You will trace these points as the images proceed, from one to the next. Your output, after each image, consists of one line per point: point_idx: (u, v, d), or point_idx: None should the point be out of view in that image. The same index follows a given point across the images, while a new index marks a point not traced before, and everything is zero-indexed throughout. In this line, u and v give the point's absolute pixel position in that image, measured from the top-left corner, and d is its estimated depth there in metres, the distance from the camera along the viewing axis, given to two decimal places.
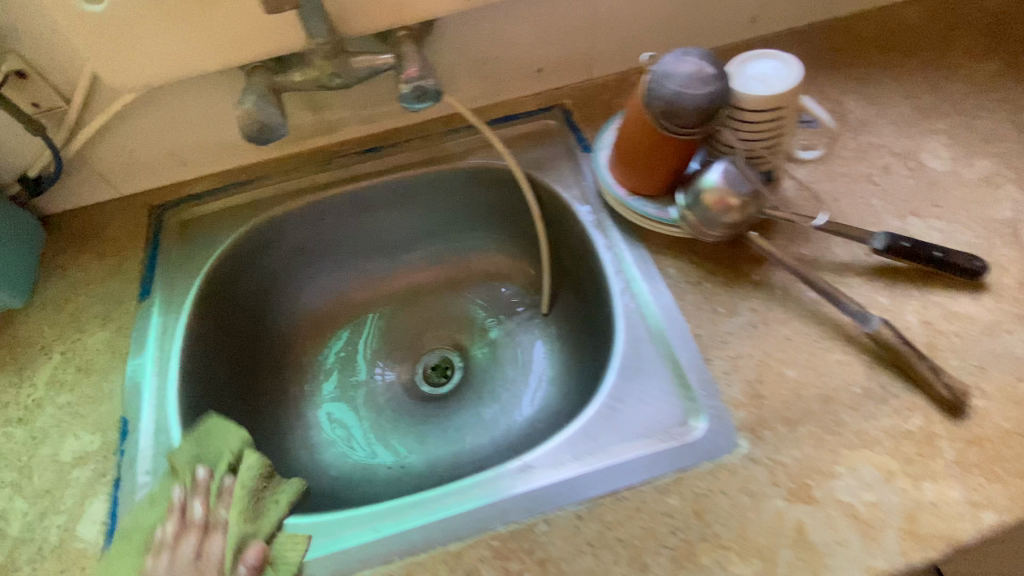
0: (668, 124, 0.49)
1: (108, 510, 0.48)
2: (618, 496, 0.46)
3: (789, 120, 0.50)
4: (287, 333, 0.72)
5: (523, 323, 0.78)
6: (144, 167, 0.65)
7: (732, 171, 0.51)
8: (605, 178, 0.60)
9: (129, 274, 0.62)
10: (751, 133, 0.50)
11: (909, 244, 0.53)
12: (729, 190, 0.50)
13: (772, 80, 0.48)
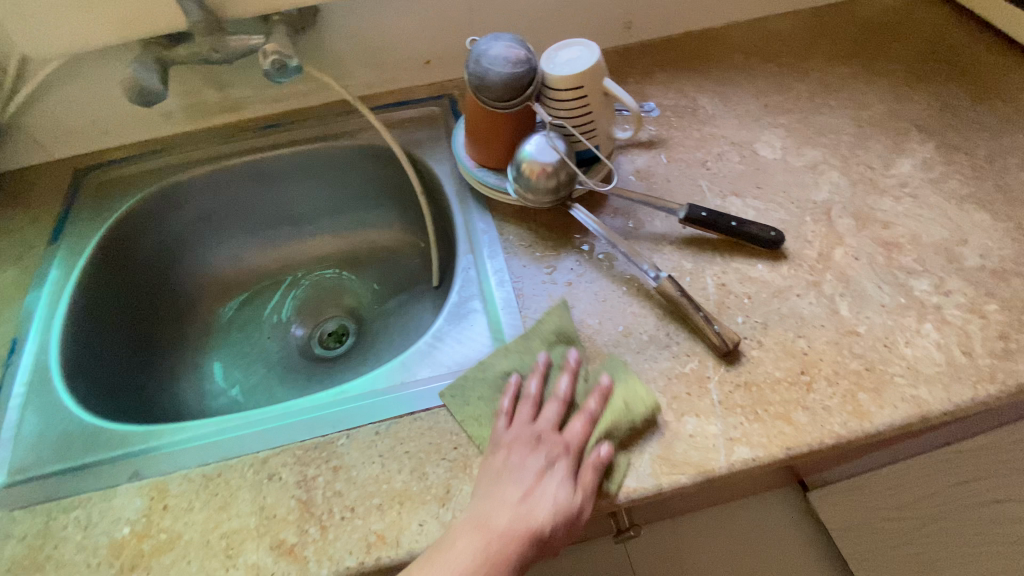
0: (484, 99, 0.56)
1: None
2: (414, 417, 0.52)
3: (593, 101, 0.58)
4: (193, 290, 0.80)
5: (415, 296, 0.84)
6: (71, 133, 0.74)
7: (545, 144, 0.58)
8: (459, 154, 0.68)
9: (46, 225, 0.71)
10: (563, 110, 0.58)
11: (708, 214, 0.59)
12: (541, 160, 0.58)
13: (575, 64, 0.56)
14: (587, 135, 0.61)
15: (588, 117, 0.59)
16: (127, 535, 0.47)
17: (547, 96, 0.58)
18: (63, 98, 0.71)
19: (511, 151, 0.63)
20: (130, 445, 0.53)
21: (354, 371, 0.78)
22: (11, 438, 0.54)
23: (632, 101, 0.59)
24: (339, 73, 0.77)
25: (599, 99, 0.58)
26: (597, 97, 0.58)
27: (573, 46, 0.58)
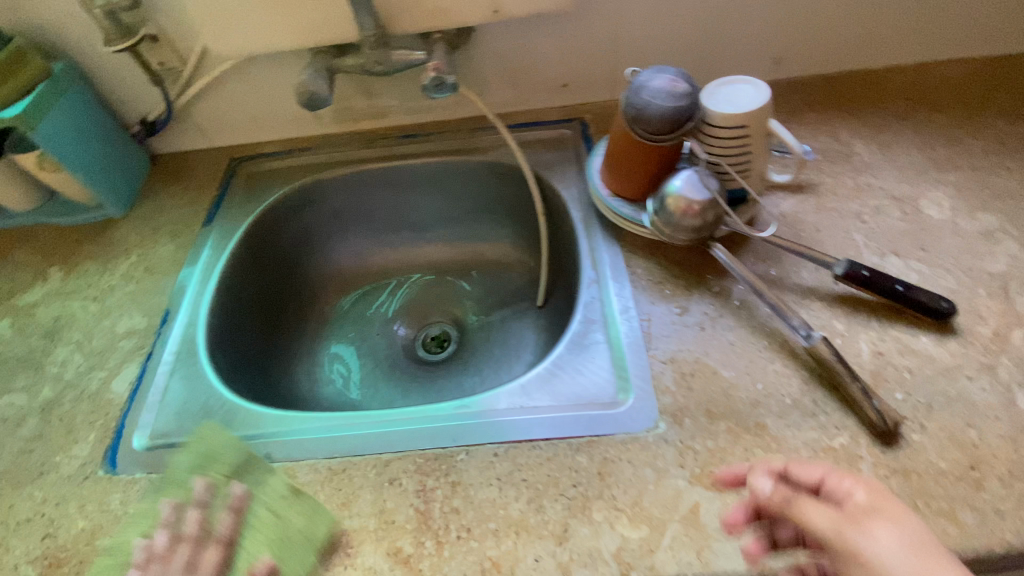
0: (639, 130, 0.55)
1: (136, 374, 0.60)
2: (533, 445, 0.50)
3: (754, 142, 0.55)
4: (316, 281, 0.84)
5: (518, 314, 0.85)
6: (232, 126, 0.81)
7: (696, 180, 0.55)
8: (595, 180, 0.67)
9: (202, 207, 0.77)
10: (719, 148, 0.56)
11: (869, 273, 0.55)
12: (691, 196, 0.55)
13: (741, 103, 0.54)
14: (739, 175, 0.58)
15: (745, 157, 0.56)
16: None
17: (704, 132, 0.56)
18: (232, 94, 0.76)
19: (652, 183, 0.61)
20: (262, 426, 0.56)
21: (454, 379, 0.79)
22: (160, 402, 0.58)
23: (795, 144, 0.55)
24: (478, 89, 0.78)
25: (760, 140, 0.55)
26: (759, 137, 0.55)
27: (738, 83, 0.56)
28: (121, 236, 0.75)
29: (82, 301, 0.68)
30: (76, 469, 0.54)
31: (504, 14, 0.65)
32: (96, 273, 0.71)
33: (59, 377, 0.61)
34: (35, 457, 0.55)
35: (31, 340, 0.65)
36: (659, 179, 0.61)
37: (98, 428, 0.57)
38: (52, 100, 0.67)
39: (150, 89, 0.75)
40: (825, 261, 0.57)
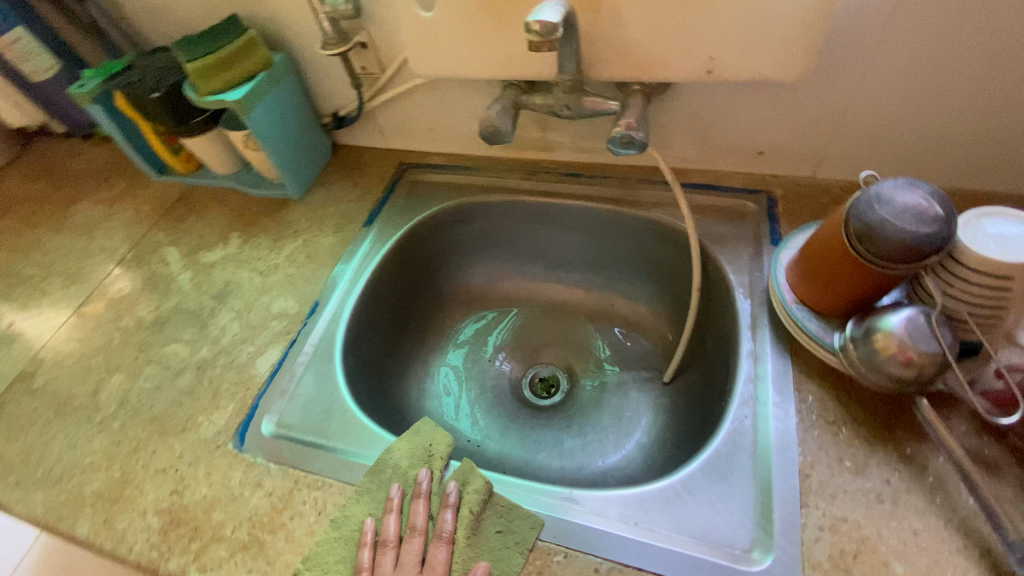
0: (861, 249, 0.46)
1: (278, 358, 0.65)
2: (641, 575, 0.45)
3: (1017, 296, 0.43)
4: (446, 295, 0.85)
5: (637, 383, 0.78)
6: (409, 132, 0.83)
7: (921, 325, 0.45)
8: (778, 277, 0.58)
9: (366, 205, 0.81)
10: (962, 292, 0.45)
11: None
12: (911, 341, 0.44)
13: (1012, 245, 0.43)
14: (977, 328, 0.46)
15: (995, 312, 0.45)
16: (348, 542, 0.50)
17: (947, 267, 0.45)
18: (416, 105, 0.78)
19: (855, 305, 0.51)
20: (373, 448, 0.57)
21: (555, 433, 0.76)
22: (293, 392, 0.62)
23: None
24: (659, 141, 0.72)
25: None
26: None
27: (1012, 220, 0.44)
28: (293, 217, 0.81)
29: (250, 272, 0.74)
30: (213, 435, 0.59)
31: (717, 76, 0.58)
32: (266, 247, 0.77)
33: (217, 340, 0.67)
34: (183, 411, 0.62)
35: (202, 297, 0.73)
36: (866, 302, 0.51)
37: (236, 400, 0.62)
38: (266, 88, 0.72)
39: (347, 88, 0.80)
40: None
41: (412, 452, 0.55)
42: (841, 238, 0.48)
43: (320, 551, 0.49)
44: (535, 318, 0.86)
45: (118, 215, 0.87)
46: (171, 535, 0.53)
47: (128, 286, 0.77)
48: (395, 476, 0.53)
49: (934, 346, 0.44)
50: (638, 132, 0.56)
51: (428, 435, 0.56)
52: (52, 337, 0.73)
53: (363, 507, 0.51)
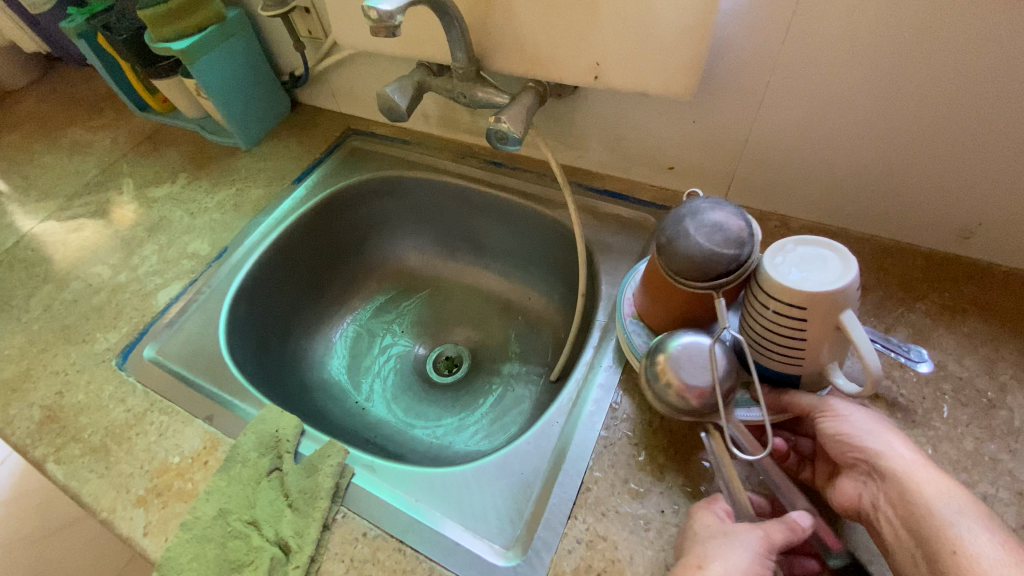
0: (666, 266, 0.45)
1: (178, 293, 0.71)
2: (400, 547, 0.48)
3: (817, 331, 0.42)
4: (371, 262, 0.89)
5: (527, 377, 0.79)
6: (356, 99, 0.86)
7: (701, 356, 0.44)
8: (625, 291, 0.58)
9: (303, 165, 0.85)
10: (769, 320, 0.44)
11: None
12: (688, 367, 0.43)
13: (812, 274, 0.41)
14: (783, 358, 0.46)
15: (795, 343, 0.44)
16: (173, 464, 0.55)
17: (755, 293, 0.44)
18: (357, 73, 0.81)
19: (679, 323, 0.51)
20: (228, 388, 0.62)
21: (438, 410, 0.79)
22: (181, 325, 0.68)
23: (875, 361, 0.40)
24: (574, 141, 0.71)
25: (822, 331, 0.42)
26: (821, 328, 0.42)
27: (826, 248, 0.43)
28: (238, 166, 0.87)
29: (184, 212, 0.81)
30: (103, 351, 0.66)
31: (604, 83, 0.57)
32: (205, 191, 0.83)
33: (136, 268, 0.74)
34: (86, 326, 0.69)
35: (138, 229, 0.80)
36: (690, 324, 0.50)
37: (131, 324, 0.68)
38: (215, 42, 0.76)
39: (296, 52, 0.84)
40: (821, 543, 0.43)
41: (262, 428, 0.56)
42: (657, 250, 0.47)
43: (171, 555, 0.48)
44: (452, 297, 0.89)
45: (98, 143, 0.96)
46: (44, 428, 0.60)
47: (85, 209, 0.85)
48: (244, 469, 0.53)
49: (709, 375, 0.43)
50: (513, 130, 0.57)
51: (275, 421, 0.57)
52: (13, 245, 0.82)
53: (214, 504, 0.51)
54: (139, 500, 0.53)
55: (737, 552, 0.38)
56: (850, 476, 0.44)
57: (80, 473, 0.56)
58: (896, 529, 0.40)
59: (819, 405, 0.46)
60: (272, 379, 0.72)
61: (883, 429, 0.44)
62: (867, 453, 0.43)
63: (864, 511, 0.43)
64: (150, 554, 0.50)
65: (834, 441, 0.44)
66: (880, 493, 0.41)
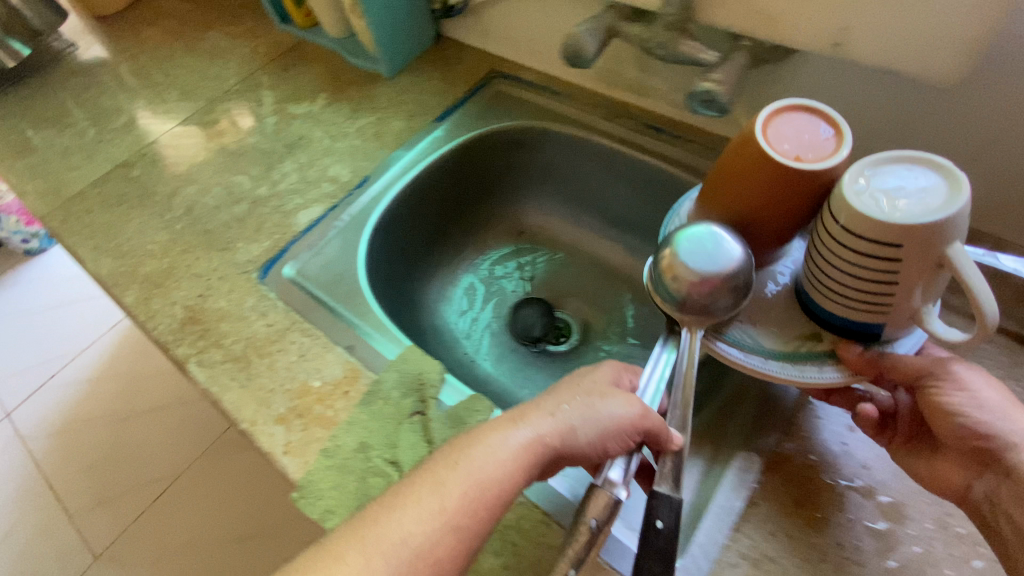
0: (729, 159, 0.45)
1: (317, 216, 0.70)
2: None
3: (910, 270, 0.38)
4: (496, 215, 0.85)
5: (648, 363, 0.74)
6: (510, 38, 0.81)
7: (705, 251, 0.46)
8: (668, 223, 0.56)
9: (445, 101, 0.81)
10: (846, 253, 0.40)
11: (665, 527, 0.38)
12: (690, 261, 0.47)
13: (910, 208, 0.37)
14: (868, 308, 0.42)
15: (886, 289, 0.40)
16: (313, 387, 0.55)
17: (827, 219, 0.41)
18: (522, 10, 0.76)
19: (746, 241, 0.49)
20: (364, 320, 0.60)
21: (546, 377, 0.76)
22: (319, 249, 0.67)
23: (994, 308, 0.36)
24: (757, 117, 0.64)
25: (921, 272, 0.38)
26: (917, 268, 0.38)
27: (913, 167, 0.38)
28: (378, 93, 0.84)
29: (324, 133, 0.79)
30: (243, 261, 0.66)
31: (844, 54, 0.49)
32: (345, 115, 0.81)
33: (276, 183, 0.74)
34: (227, 234, 0.69)
35: (277, 144, 0.79)
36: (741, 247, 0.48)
37: (272, 240, 0.68)
38: None
39: None
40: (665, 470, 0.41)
41: (404, 369, 0.55)
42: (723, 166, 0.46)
43: (314, 479, 0.48)
44: (571, 263, 0.85)
45: (238, 50, 0.95)
46: (188, 328, 0.61)
47: (224, 116, 0.84)
48: (385, 407, 0.52)
49: (711, 271, 0.46)
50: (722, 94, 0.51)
51: (417, 363, 0.55)
52: (155, 141, 0.83)
53: (355, 437, 0.51)
54: (281, 417, 0.53)
55: (605, 403, 0.42)
56: (961, 460, 0.45)
57: (223, 378, 0.57)
58: (1013, 531, 0.42)
59: (935, 374, 0.44)
60: (396, 317, 0.71)
61: (1010, 406, 0.43)
62: (995, 439, 0.42)
63: (968, 496, 0.45)
64: (290, 473, 0.50)
65: (954, 423, 0.44)
66: (1001, 489, 0.43)
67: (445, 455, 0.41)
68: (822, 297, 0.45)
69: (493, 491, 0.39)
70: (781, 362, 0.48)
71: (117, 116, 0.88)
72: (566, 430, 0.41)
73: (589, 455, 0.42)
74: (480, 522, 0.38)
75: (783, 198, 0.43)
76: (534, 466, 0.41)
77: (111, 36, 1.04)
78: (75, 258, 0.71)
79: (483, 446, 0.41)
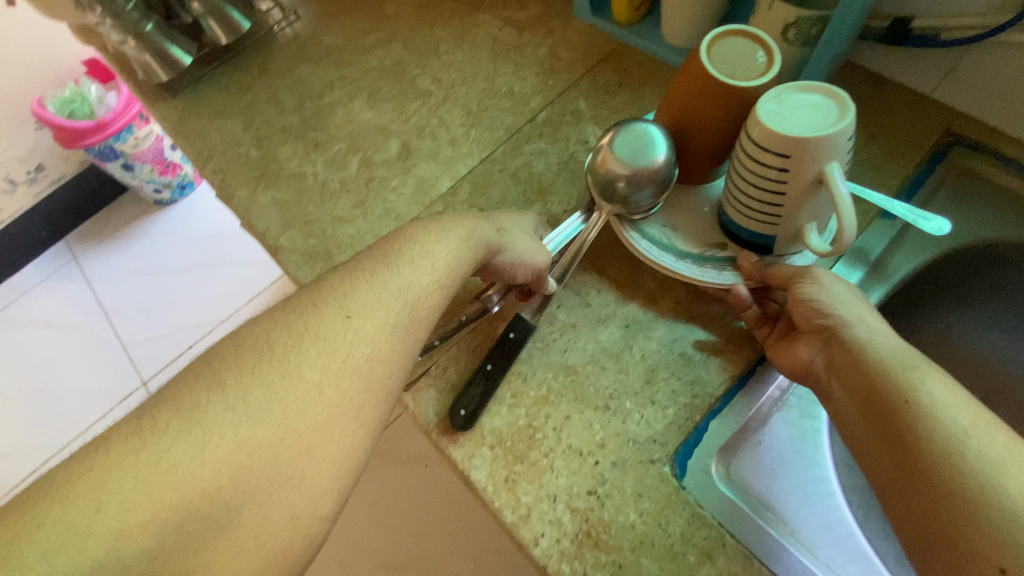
0: (758, 170, 0.42)
1: (741, 372, 0.47)
2: None
3: (793, 184, 0.42)
4: (917, 338, 0.58)
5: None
6: (1007, 95, 0.53)
7: (641, 138, 0.49)
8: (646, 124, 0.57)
9: (884, 179, 0.54)
10: (751, 168, 0.43)
11: (516, 338, 0.48)
12: (624, 153, 0.49)
13: (800, 120, 0.39)
14: (761, 215, 0.45)
15: (774, 194, 0.43)
16: None
17: (741, 144, 0.44)
18: None
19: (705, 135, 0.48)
20: None
21: None
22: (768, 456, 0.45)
23: (853, 225, 0.40)
24: None
25: (800, 186, 0.41)
26: (798, 177, 0.41)
27: (819, 92, 0.41)
28: None
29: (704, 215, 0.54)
30: (644, 439, 0.45)
31: None
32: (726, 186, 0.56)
33: (656, 299, 0.51)
34: (603, 380, 0.48)
35: None
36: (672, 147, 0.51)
37: (680, 406, 0.46)
38: None
39: None
40: (533, 303, 0.51)
41: None
42: (697, 91, 0.45)
43: None
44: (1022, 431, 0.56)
45: (531, 49, 0.69)
46: (589, 556, 0.41)
47: (540, 163, 0.60)
48: None
49: (642, 163, 0.48)
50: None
51: None
52: (446, 189, 0.60)
53: None
54: None
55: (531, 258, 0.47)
56: (807, 342, 0.43)
57: None
58: (840, 394, 0.40)
59: (799, 273, 0.45)
60: None
61: (858, 301, 0.42)
62: (836, 320, 0.41)
63: (811, 373, 0.43)
64: None
65: (804, 304, 0.43)
66: (834, 358, 0.41)
67: (382, 262, 0.41)
68: (738, 216, 0.48)
69: (443, 282, 0.42)
70: (686, 261, 0.50)
71: (380, 138, 0.65)
72: (496, 248, 0.45)
73: (505, 279, 0.47)
74: (439, 300, 0.41)
75: (718, 116, 0.45)
76: (468, 272, 0.44)
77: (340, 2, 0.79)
78: None
79: (436, 232, 0.43)
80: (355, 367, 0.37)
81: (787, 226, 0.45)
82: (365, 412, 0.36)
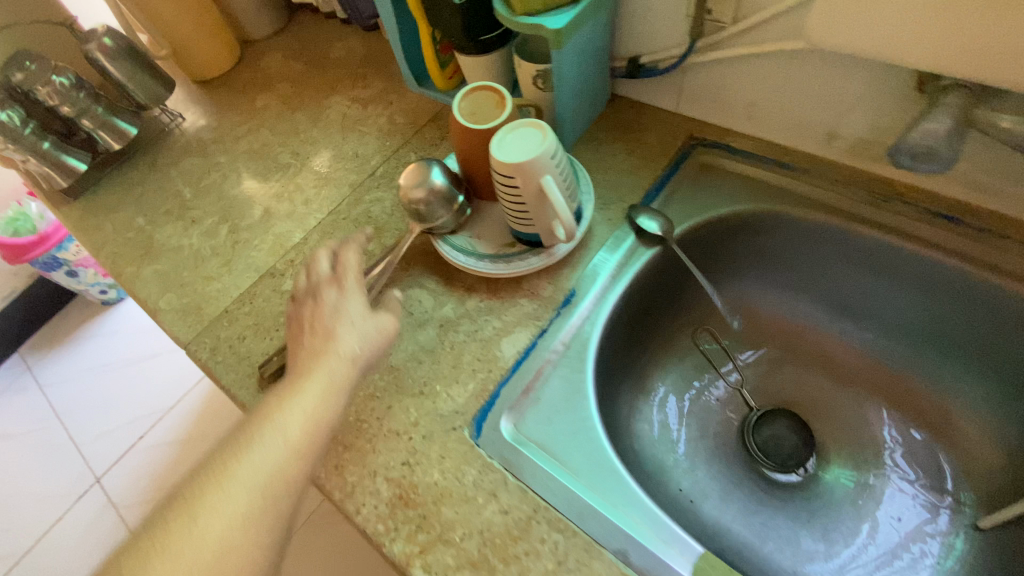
0: (503, 190, 0.54)
1: (526, 345, 0.57)
2: None
3: (528, 198, 0.53)
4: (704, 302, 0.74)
5: (905, 494, 0.63)
6: (721, 102, 0.67)
7: (426, 164, 0.60)
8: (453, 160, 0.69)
9: (641, 180, 0.67)
10: (501, 189, 0.54)
11: None
12: (414, 177, 0.59)
13: (518, 151, 0.50)
14: (519, 220, 0.57)
15: (520, 205, 0.54)
16: None
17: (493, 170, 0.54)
18: (752, 74, 0.62)
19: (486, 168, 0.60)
20: (607, 501, 0.48)
21: (785, 518, 0.63)
22: (547, 408, 0.54)
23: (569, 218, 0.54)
24: None
25: (532, 197, 0.53)
26: (528, 192, 0.52)
27: (536, 127, 0.52)
28: None
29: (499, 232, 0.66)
30: (449, 413, 0.54)
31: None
32: None
33: (463, 300, 0.61)
34: (419, 372, 0.57)
35: None
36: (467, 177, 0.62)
37: (477, 380, 0.55)
38: (585, 19, 0.57)
39: (668, 26, 0.63)
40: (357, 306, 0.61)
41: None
42: (462, 137, 0.57)
43: None
44: (788, 357, 0.73)
45: (373, 119, 0.84)
46: (400, 514, 0.49)
47: (377, 208, 0.72)
48: None
49: (428, 180, 0.59)
50: (945, 148, 0.48)
51: None
52: (301, 240, 0.71)
53: None
54: None
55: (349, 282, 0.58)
56: None
57: None
58: None
59: None
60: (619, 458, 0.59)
61: None
62: None
63: None
64: None
65: None
66: None
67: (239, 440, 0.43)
68: (513, 225, 0.59)
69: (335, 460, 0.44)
70: (482, 259, 0.61)
71: (248, 208, 0.77)
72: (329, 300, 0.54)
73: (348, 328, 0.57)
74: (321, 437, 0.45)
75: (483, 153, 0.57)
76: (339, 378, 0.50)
77: (221, 103, 0.93)
78: (235, 400, 0.60)
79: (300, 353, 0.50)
80: (232, 532, 0.39)
81: (541, 228, 0.57)
82: (263, 514, 0.41)
